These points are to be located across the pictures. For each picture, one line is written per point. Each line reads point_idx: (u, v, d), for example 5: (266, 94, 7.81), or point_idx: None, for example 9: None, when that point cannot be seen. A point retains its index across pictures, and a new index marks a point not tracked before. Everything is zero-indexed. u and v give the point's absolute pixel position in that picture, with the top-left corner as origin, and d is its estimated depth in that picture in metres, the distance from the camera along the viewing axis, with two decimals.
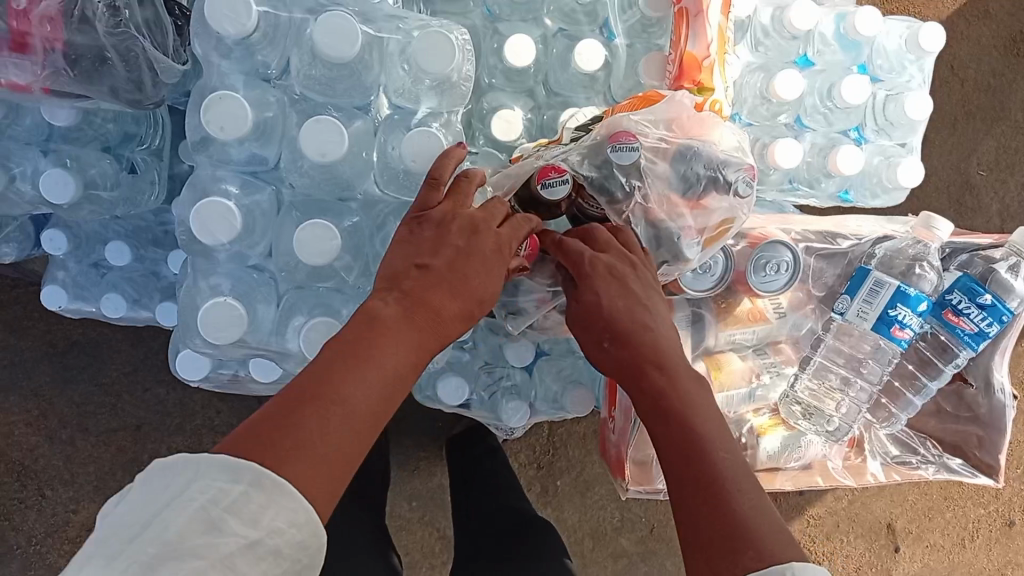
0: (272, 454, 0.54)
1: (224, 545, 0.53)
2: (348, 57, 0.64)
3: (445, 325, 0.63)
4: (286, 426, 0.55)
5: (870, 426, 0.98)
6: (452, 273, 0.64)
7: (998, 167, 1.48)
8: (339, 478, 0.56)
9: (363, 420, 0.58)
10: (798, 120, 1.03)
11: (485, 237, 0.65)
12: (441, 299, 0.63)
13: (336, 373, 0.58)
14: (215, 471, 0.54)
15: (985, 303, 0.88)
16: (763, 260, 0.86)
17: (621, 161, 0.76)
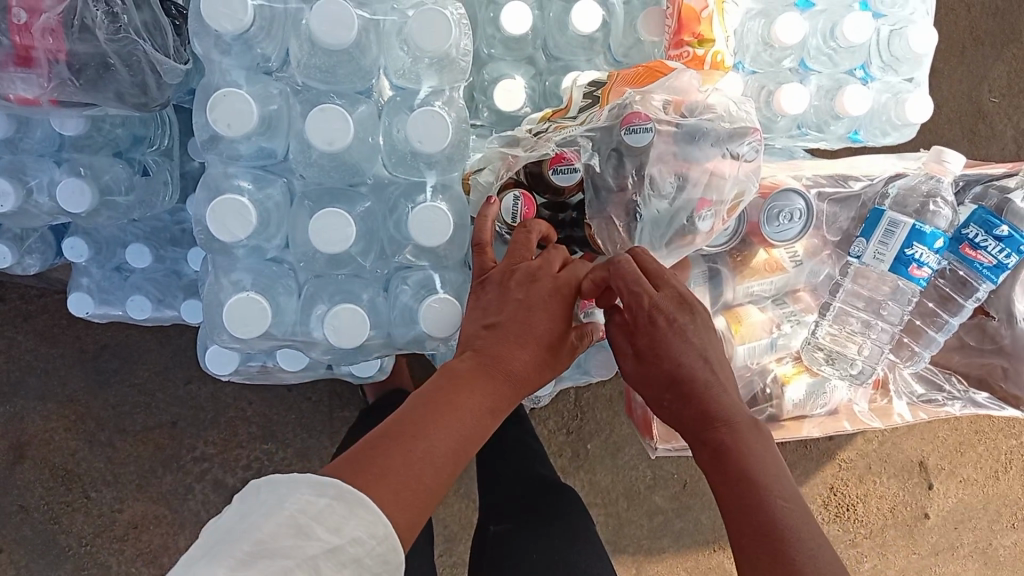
0: (361, 478, 0.57)
1: (311, 549, 0.51)
2: (346, 43, 0.65)
3: (514, 375, 0.66)
4: (376, 456, 0.59)
5: (894, 365, 0.99)
6: (522, 319, 0.67)
7: (1011, 92, 1.47)
8: (419, 509, 0.58)
9: (443, 461, 0.61)
10: (802, 63, 1.02)
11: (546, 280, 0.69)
12: (511, 349, 0.66)
13: (422, 418, 0.62)
14: (303, 485, 0.54)
15: (1002, 234, 0.87)
16: (775, 210, 0.86)
17: (635, 143, 0.75)
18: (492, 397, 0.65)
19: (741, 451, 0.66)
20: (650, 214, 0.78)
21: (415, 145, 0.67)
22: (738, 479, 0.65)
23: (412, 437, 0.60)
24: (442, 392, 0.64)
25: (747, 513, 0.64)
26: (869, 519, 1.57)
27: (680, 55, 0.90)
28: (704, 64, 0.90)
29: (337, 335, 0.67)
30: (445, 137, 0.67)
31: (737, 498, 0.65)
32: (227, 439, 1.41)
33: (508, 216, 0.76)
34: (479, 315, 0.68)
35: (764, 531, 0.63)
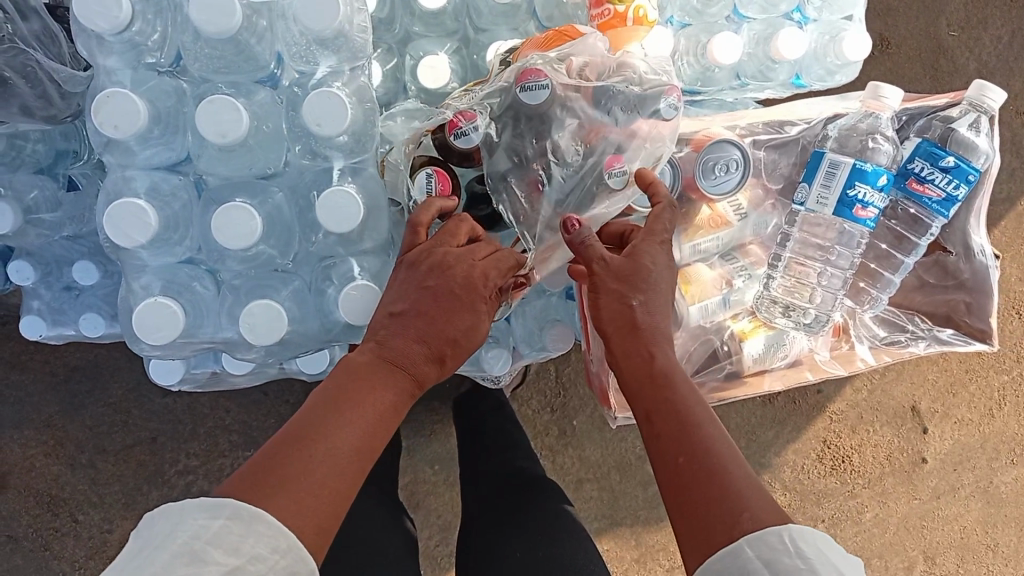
0: (260, 491, 0.56)
1: (207, 574, 0.52)
2: (230, 30, 0.62)
3: (417, 368, 0.65)
4: (277, 464, 0.57)
5: (854, 312, 0.96)
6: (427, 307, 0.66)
7: (969, 24, 1.44)
8: (325, 513, 0.57)
9: (346, 461, 0.59)
10: (735, 11, 0.99)
11: (458, 266, 0.67)
12: (411, 341, 0.65)
13: (321, 420, 0.60)
14: (197, 510, 0.55)
15: (948, 166, 0.84)
16: (709, 164, 0.83)
17: (531, 100, 0.73)
18: (396, 390, 0.64)
19: (680, 378, 0.70)
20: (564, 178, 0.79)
21: (313, 128, 0.65)
22: (677, 400, 0.68)
23: (311, 440, 0.59)
24: (345, 390, 0.62)
25: (679, 436, 0.66)
26: (867, 469, 1.55)
27: (602, 14, 0.87)
28: (626, 21, 0.86)
29: (253, 333, 0.67)
30: (345, 117, 0.65)
31: (672, 422, 0.67)
32: (208, 449, 1.39)
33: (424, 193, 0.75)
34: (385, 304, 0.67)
35: (701, 448, 0.65)
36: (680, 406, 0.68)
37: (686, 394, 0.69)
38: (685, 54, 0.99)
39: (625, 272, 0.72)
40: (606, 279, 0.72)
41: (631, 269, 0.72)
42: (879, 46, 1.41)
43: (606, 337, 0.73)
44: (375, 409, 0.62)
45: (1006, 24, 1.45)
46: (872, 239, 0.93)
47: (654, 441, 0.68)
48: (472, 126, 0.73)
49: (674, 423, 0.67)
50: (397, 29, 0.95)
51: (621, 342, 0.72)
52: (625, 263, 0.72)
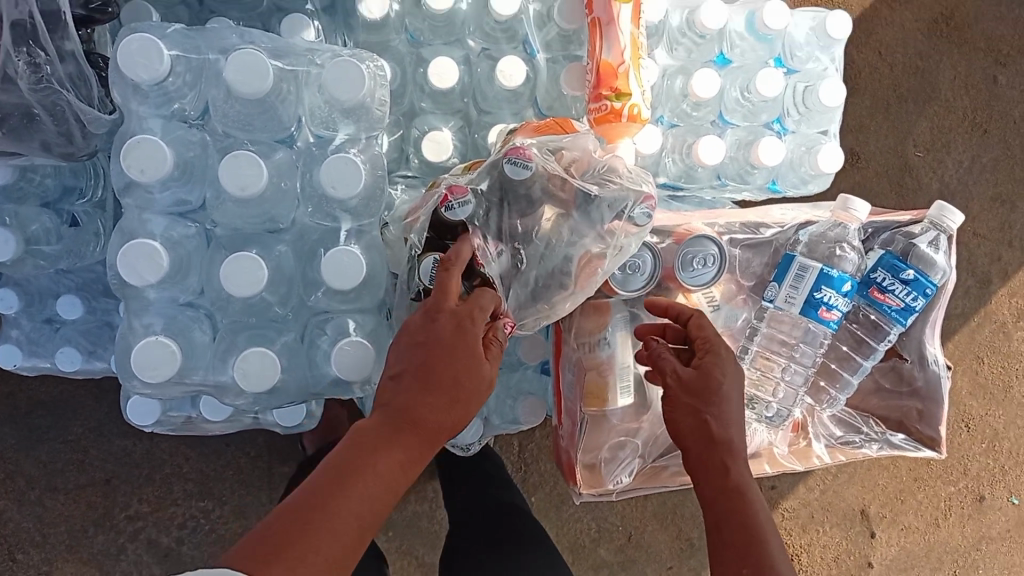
0: (272, 556, 0.58)
1: None
2: (262, 92, 0.67)
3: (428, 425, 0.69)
4: (288, 528, 0.60)
5: (813, 409, 1.01)
6: (420, 361, 0.70)
7: (933, 146, 1.54)
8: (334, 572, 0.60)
9: (354, 521, 0.62)
10: (721, 117, 1.07)
11: (444, 319, 0.72)
12: (418, 394, 0.69)
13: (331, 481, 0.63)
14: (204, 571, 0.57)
15: (908, 278, 0.91)
16: (687, 257, 0.89)
17: (514, 175, 0.79)
18: (405, 448, 0.67)
19: (750, 495, 0.74)
20: (543, 257, 0.84)
21: (328, 190, 0.70)
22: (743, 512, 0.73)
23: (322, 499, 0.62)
24: (360, 449, 0.66)
25: (746, 545, 0.71)
26: (814, 568, 1.57)
27: (599, 109, 0.94)
28: (621, 117, 0.94)
29: (246, 379, 0.70)
30: (358, 181, 0.69)
31: (739, 534, 0.71)
32: (162, 496, 1.36)
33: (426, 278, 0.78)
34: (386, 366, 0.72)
35: (767, 574, 0.68)
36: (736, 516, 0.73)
37: (755, 503, 0.73)
38: (672, 151, 1.06)
39: (696, 388, 0.79)
40: (685, 394, 0.79)
41: (701, 385, 0.79)
42: (850, 160, 1.51)
43: (684, 448, 0.79)
44: (381, 471, 0.65)
45: (966, 149, 1.56)
46: (835, 341, 0.98)
47: (722, 550, 0.72)
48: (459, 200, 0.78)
49: (738, 531, 0.72)
50: (407, 103, 1.00)
51: (695, 455, 0.78)
52: (696, 379, 0.79)
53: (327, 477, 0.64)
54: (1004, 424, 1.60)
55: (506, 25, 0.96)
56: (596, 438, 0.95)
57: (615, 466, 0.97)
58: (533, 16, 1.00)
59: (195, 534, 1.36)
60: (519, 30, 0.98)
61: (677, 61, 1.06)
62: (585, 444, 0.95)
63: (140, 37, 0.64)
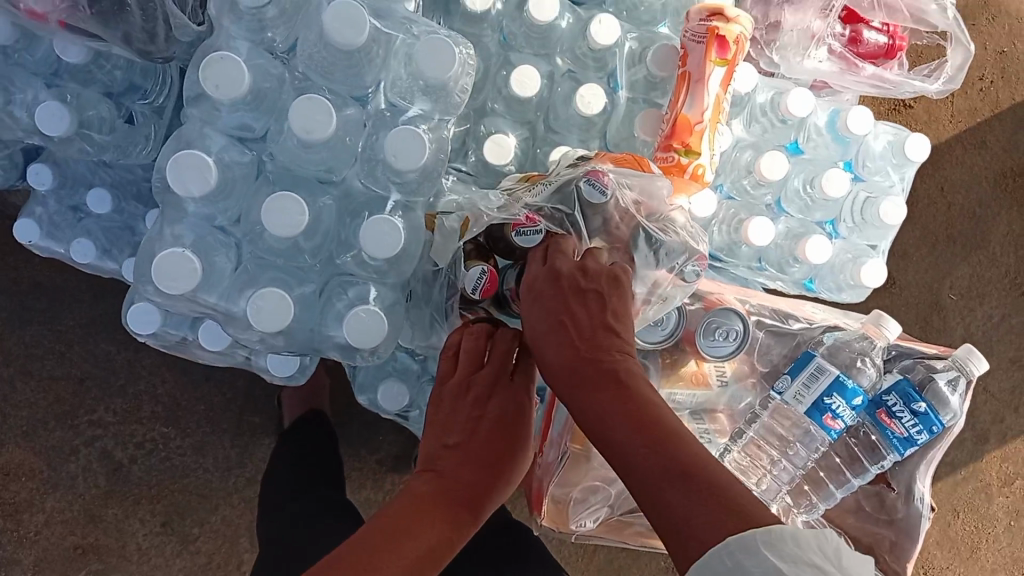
0: None
1: None
2: (354, 45, 0.67)
3: (472, 502, 0.69)
4: None
5: (789, 511, 0.96)
6: (476, 435, 0.71)
7: (969, 294, 1.53)
8: None
9: None
10: (778, 203, 1.07)
11: (501, 394, 0.73)
12: (468, 470, 0.70)
13: (377, 546, 0.63)
14: None
15: (918, 410, 0.90)
16: (712, 325, 0.88)
17: (589, 196, 0.78)
18: (450, 522, 0.67)
19: (686, 438, 0.62)
20: None
21: (389, 159, 0.70)
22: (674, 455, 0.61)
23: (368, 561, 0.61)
24: (407, 517, 0.66)
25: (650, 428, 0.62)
26: None
27: (665, 159, 0.94)
28: (684, 172, 0.93)
29: (258, 316, 0.69)
30: (420, 156, 0.69)
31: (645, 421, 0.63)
32: (128, 411, 1.33)
33: (469, 285, 0.75)
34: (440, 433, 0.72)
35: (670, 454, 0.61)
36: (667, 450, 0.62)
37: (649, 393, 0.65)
38: (721, 222, 1.05)
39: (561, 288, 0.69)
40: (571, 327, 0.68)
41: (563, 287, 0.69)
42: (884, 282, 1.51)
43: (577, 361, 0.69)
44: (427, 541, 0.65)
45: (1000, 306, 1.54)
46: (831, 450, 0.97)
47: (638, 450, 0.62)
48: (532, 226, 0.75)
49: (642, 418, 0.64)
50: (481, 99, 1.00)
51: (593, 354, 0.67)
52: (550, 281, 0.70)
53: (374, 541, 0.63)
54: None
55: (598, 55, 0.97)
56: (571, 476, 0.93)
57: (582, 509, 0.94)
58: (626, 53, 0.99)
59: (149, 457, 1.34)
60: (610, 61, 0.99)
61: (752, 136, 1.06)
62: (560, 477, 0.93)
63: None
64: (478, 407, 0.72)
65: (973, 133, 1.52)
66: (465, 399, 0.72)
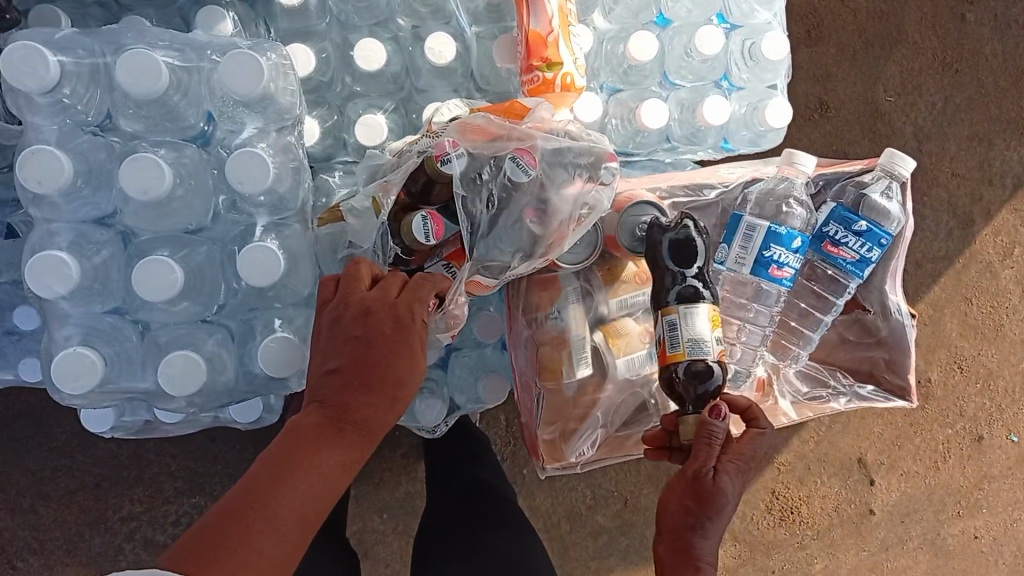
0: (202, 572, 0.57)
1: None
2: (156, 92, 0.65)
3: (371, 428, 0.68)
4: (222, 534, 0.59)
5: (777, 367, 0.98)
6: (362, 359, 0.68)
7: (904, 91, 1.50)
8: None
9: (291, 528, 0.62)
10: (666, 78, 1.04)
11: (380, 312, 0.70)
12: (355, 395, 0.67)
13: (266, 486, 0.62)
14: None
15: (861, 229, 0.89)
16: (630, 226, 0.87)
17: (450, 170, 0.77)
18: (345, 452, 0.66)
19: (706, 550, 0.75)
20: (508, 225, 0.81)
21: (237, 187, 0.68)
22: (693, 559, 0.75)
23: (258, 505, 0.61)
24: (298, 450, 0.65)
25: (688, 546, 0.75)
26: (815, 520, 1.55)
27: (532, 80, 0.91)
28: (554, 87, 0.91)
29: (171, 385, 0.68)
30: (267, 175, 0.68)
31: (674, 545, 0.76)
32: (153, 496, 1.33)
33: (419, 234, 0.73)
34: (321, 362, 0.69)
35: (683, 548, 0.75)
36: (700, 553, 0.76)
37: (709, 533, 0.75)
38: (615, 118, 1.03)
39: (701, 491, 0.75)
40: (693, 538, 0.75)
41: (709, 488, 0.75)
42: (819, 108, 1.48)
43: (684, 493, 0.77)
44: (322, 476, 0.64)
45: (939, 91, 1.51)
46: (793, 298, 0.97)
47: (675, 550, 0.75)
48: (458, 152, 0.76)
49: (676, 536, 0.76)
50: (338, 87, 0.97)
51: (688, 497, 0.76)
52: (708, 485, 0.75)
53: (262, 481, 0.63)
54: (997, 362, 1.57)
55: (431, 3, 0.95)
56: (555, 411, 0.94)
57: (578, 439, 0.96)
58: None
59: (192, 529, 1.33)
60: (447, 6, 0.96)
61: (615, 25, 1.04)
62: (546, 417, 0.94)
63: (23, 46, 0.62)
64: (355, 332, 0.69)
65: None
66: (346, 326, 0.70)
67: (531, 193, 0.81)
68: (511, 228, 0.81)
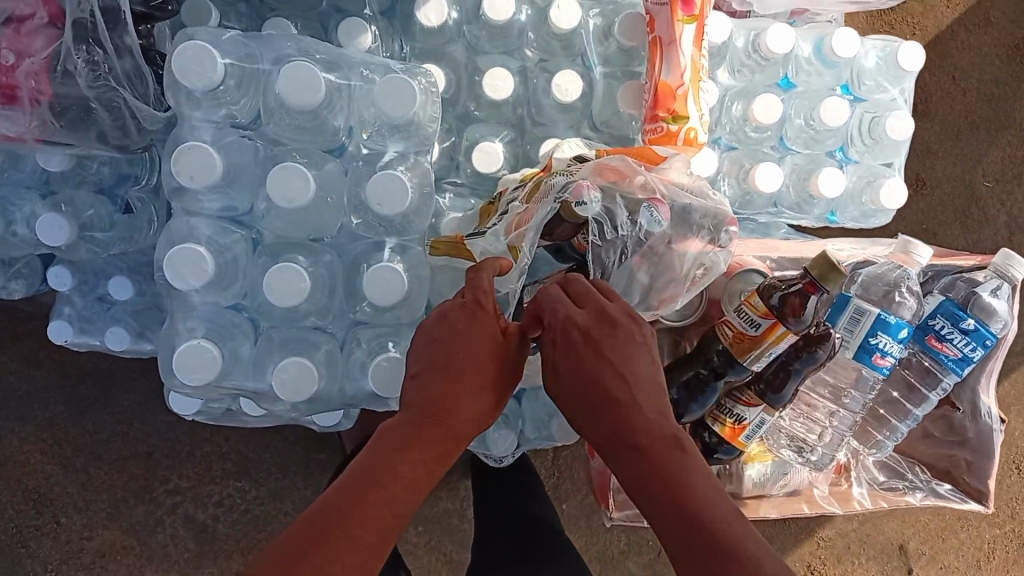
0: None
1: None
2: (314, 104, 0.67)
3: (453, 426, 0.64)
4: (306, 548, 0.57)
5: (858, 452, 0.99)
6: (437, 356, 0.66)
7: (1005, 177, 1.47)
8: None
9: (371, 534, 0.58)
10: (781, 142, 1.04)
11: (454, 313, 0.67)
12: (438, 386, 0.65)
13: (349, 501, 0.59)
14: None
15: (968, 328, 0.87)
16: (736, 291, 0.87)
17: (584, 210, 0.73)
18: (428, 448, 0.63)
19: (705, 487, 0.59)
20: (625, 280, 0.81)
21: (373, 206, 0.69)
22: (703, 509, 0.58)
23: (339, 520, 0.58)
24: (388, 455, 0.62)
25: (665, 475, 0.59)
26: None
27: (654, 130, 0.91)
28: (675, 140, 0.91)
29: (282, 388, 0.69)
30: (404, 199, 0.69)
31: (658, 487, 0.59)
32: (202, 472, 1.30)
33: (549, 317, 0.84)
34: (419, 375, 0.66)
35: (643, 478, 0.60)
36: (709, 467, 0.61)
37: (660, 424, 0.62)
38: (728, 176, 1.03)
39: (596, 330, 0.65)
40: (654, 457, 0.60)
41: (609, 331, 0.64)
42: (914, 185, 1.45)
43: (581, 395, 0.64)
44: (404, 481, 0.61)
45: None
46: (886, 386, 0.96)
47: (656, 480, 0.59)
48: (591, 197, 0.72)
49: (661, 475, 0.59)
50: (460, 108, 0.99)
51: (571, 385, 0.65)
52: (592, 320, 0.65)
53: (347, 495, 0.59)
54: None
55: (564, 38, 0.95)
56: None
57: None
58: (592, 30, 0.98)
59: (231, 513, 1.30)
60: (577, 41, 0.96)
61: (739, 83, 1.03)
62: None
63: (194, 46, 0.64)
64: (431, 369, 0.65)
65: (974, 13, 1.45)
66: (455, 339, 0.65)
67: (655, 250, 0.80)
68: (624, 283, 0.81)
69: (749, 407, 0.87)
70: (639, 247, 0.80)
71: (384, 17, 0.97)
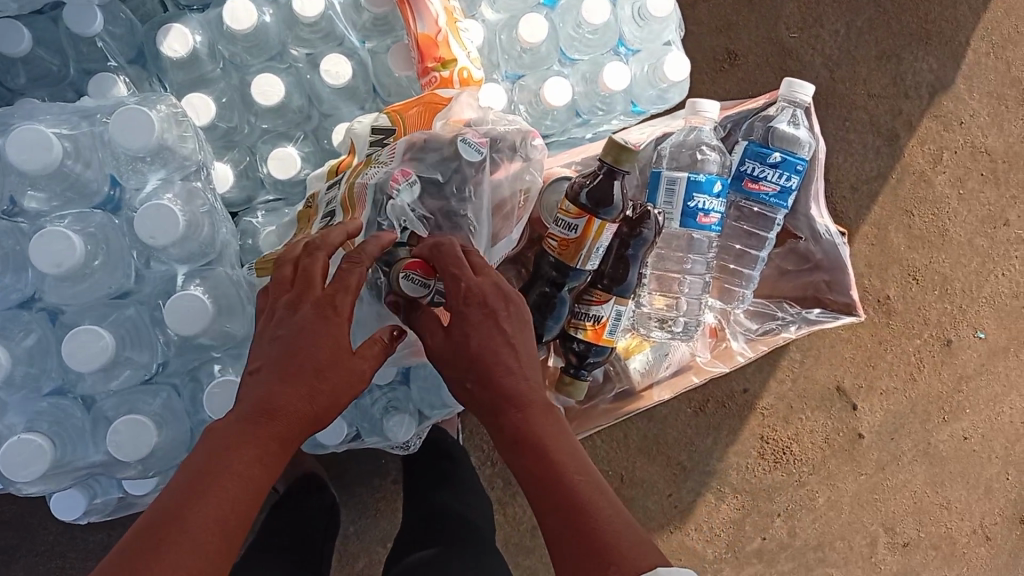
0: None
1: None
2: (53, 163, 0.65)
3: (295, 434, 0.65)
4: (144, 556, 0.55)
5: (725, 312, 1.02)
6: (284, 352, 0.65)
7: (806, 23, 1.51)
8: None
9: (216, 536, 0.58)
10: (563, 55, 1.06)
11: (305, 306, 0.67)
12: (277, 388, 0.64)
13: (187, 503, 0.58)
14: None
15: (776, 161, 0.91)
16: (552, 203, 0.89)
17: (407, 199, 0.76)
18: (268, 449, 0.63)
19: (594, 495, 0.67)
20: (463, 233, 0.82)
21: (149, 240, 0.68)
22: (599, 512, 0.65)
23: (186, 521, 0.57)
24: (228, 453, 0.62)
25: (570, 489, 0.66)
26: (808, 455, 1.52)
27: (429, 82, 0.91)
28: (452, 84, 0.91)
29: (120, 450, 0.69)
30: (177, 226, 0.68)
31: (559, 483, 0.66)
32: None
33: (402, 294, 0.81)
34: (267, 374, 0.65)
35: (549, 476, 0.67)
36: (587, 482, 0.67)
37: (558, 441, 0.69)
38: (522, 103, 1.05)
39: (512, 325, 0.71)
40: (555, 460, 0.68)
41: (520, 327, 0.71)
42: (728, 58, 1.47)
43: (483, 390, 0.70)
44: (246, 480, 0.61)
45: (840, 17, 1.52)
46: (726, 241, 1.00)
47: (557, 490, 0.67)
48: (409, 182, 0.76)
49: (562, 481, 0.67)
50: (246, 128, 0.97)
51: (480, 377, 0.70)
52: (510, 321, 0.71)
53: (185, 497, 0.59)
54: (950, 267, 1.57)
55: (319, 30, 0.94)
56: None
57: None
58: (342, 9, 0.96)
59: None
60: (333, 28, 0.95)
61: (503, 14, 1.05)
62: None
63: None
64: (280, 367, 0.65)
65: None
66: (300, 337, 0.65)
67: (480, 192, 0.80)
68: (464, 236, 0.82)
69: (601, 304, 0.89)
70: (465, 188, 0.79)
71: (135, 64, 0.95)
